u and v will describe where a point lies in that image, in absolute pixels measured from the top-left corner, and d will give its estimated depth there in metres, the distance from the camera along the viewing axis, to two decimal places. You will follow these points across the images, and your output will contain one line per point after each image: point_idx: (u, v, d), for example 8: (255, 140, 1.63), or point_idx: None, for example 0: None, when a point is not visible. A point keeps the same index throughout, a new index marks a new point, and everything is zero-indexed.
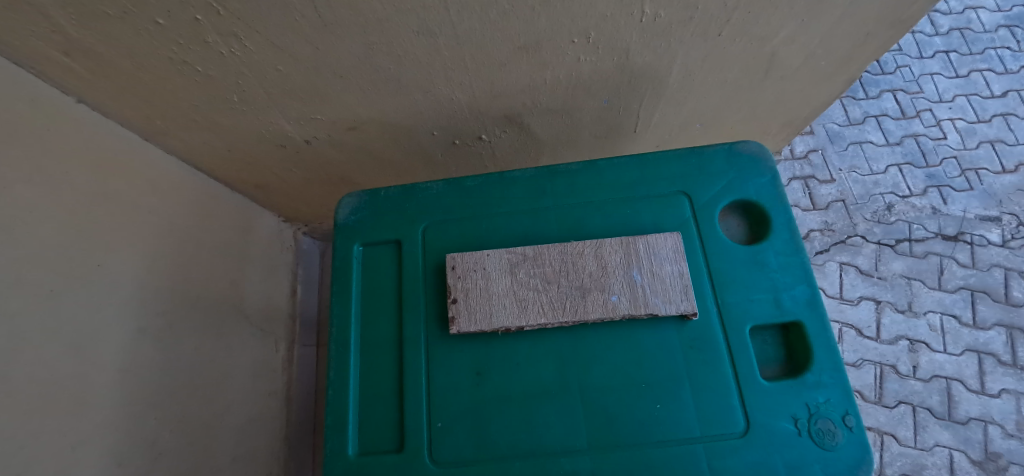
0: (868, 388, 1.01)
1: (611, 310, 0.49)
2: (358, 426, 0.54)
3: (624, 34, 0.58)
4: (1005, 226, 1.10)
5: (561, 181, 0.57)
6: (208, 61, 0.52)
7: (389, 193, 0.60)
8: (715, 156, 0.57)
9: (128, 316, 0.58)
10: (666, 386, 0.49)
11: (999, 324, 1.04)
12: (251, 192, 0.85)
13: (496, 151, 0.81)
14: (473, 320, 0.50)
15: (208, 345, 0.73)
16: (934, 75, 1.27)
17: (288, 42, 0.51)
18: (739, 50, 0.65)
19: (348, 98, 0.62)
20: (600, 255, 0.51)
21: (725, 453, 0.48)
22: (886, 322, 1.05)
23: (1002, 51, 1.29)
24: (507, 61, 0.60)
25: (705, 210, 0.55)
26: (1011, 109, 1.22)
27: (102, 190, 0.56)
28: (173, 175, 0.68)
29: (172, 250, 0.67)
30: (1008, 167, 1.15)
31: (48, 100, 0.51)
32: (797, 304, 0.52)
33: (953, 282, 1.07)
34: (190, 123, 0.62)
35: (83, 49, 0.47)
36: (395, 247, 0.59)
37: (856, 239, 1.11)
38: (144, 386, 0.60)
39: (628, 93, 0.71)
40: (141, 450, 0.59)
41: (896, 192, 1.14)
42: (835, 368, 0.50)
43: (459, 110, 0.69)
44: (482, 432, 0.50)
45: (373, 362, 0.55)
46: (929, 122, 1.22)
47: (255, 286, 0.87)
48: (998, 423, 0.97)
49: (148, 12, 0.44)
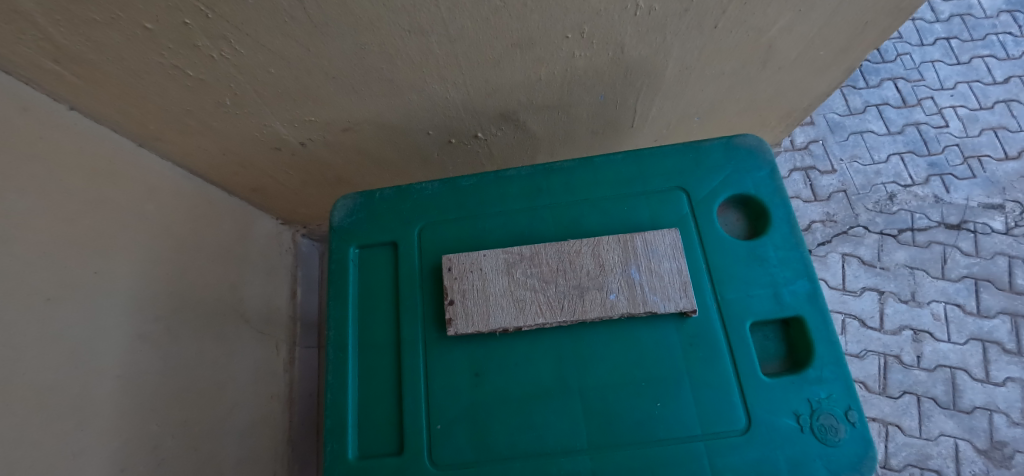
0: (871, 379, 1.01)
1: (609, 308, 0.49)
2: (357, 430, 0.53)
3: (619, 28, 0.57)
4: (1008, 213, 1.09)
5: (557, 179, 0.57)
6: (198, 65, 0.51)
7: (384, 194, 0.60)
8: (712, 150, 0.57)
9: (130, 323, 0.58)
10: (666, 383, 0.49)
11: (1003, 312, 1.03)
12: (248, 195, 0.84)
13: (492, 149, 0.81)
14: (471, 321, 0.50)
15: (209, 350, 0.73)
16: (935, 62, 1.26)
17: (279, 44, 0.50)
18: (735, 41, 0.64)
19: (341, 99, 0.61)
20: (597, 253, 0.51)
21: (726, 450, 0.47)
22: (890, 312, 1.04)
23: (1004, 36, 1.28)
24: (501, 59, 0.59)
25: (703, 205, 0.55)
26: (1014, 95, 1.20)
27: (96, 197, 0.56)
28: (169, 180, 0.68)
29: (169, 256, 0.66)
30: (1010, 154, 1.14)
31: (41, 108, 0.50)
32: (797, 299, 0.51)
33: (956, 271, 1.06)
34: (184, 127, 0.62)
35: (72, 55, 0.47)
36: (392, 249, 0.58)
37: (858, 229, 1.10)
38: (145, 392, 0.60)
39: (625, 87, 0.70)
40: (144, 456, 0.59)
41: (898, 181, 1.13)
42: (837, 363, 0.49)
43: (454, 109, 0.68)
44: (482, 433, 0.50)
45: (372, 364, 0.55)
46: (930, 111, 1.20)
47: (255, 289, 0.87)
48: (1003, 412, 0.97)
49: (135, 16, 0.43)
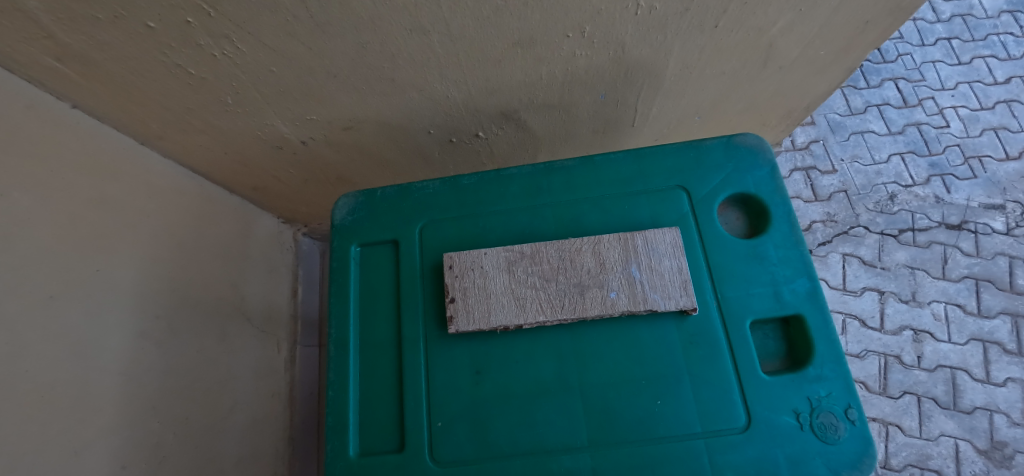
0: (871, 379, 1.01)
1: (609, 306, 0.49)
2: (358, 428, 0.54)
3: (620, 27, 0.57)
4: (1009, 214, 1.09)
5: (558, 177, 0.57)
6: (200, 63, 0.51)
7: (386, 193, 0.60)
8: (712, 149, 0.57)
9: (132, 321, 0.59)
10: (666, 381, 0.49)
11: (1004, 312, 1.03)
12: (250, 193, 0.84)
13: (493, 148, 0.81)
14: (471, 319, 0.50)
15: (210, 348, 0.73)
16: (936, 62, 1.26)
17: (281, 42, 0.50)
18: (736, 40, 0.64)
19: (342, 97, 0.62)
20: (598, 252, 0.51)
21: (726, 448, 0.48)
22: (890, 312, 1.05)
23: (1005, 37, 1.28)
24: (502, 58, 0.59)
25: (703, 204, 0.55)
26: (1015, 95, 1.20)
27: (98, 195, 0.56)
28: (171, 179, 0.68)
29: (170, 254, 0.66)
30: (1011, 154, 1.14)
31: (44, 107, 0.51)
32: (797, 297, 0.52)
33: (957, 272, 1.06)
34: (185, 125, 0.62)
35: (74, 54, 0.47)
36: (393, 248, 0.58)
37: (859, 229, 1.10)
38: (147, 389, 0.60)
39: (625, 87, 0.70)
40: (145, 453, 0.59)
41: (899, 182, 1.13)
42: (837, 361, 0.49)
43: (455, 108, 0.69)
44: (483, 430, 0.50)
45: (373, 362, 0.55)
46: (931, 111, 1.20)
47: (256, 287, 0.87)
48: (1003, 412, 0.97)
49: (137, 15, 0.44)
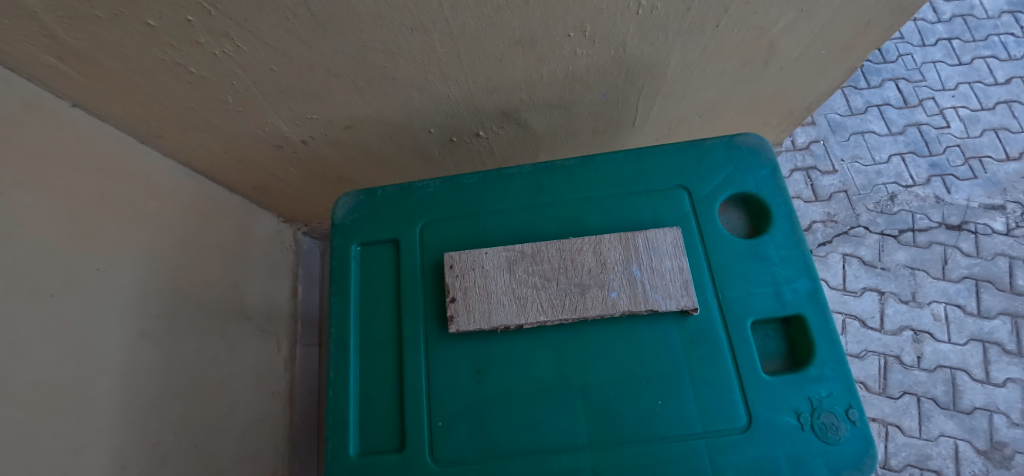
0: (871, 379, 1.01)
1: (610, 306, 0.49)
2: (358, 427, 0.53)
3: (621, 26, 0.57)
4: (1009, 214, 1.09)
5: (558, 177, 0.57)
6: (200, 62, 0.51)
7: (386, 192, 0.60)
8: (713, 149, 0.57)
9: (132, 320, 0.59)
10: (666, 381, 0.49)
11: (1004, 313, 1.03)
12: (250, 192, 0.84)
13: (494, 148, 0.81)
14: (472, 319, 0.50)
15: (210, 347, 0.73)
16: (937, 63, 1.26)
17: (281, 41, 0.50)
18: (737, 40, 0.64)
19: (343, 96, 0.61)
20: (599, 251, 0.51)
21: (726, 448, 0.47)
22: (890, 312, 1.05)
23: (1005, 37, 1.27)
24: (503, 57, 0.59)
25: (704, 204, 0.55)
26: (1015, 96, 1.20)
27: (98, 193, 0.56)
28: (171, 178, 0.68)
29: (170, 253, 0.66)
30: (1011, 154, 1.14)
31: (44, 105, 0.51)
32: (798, 297, 0.51)
33: (957, 272, 1.06)
34: (185, 124, 0.62)
35: (75, 52, 0.47)
36: (394, 247, 0.58)
37: (859, 229, 1.10)
38: (147, 388, 0.60)
39: (626, 86, 0.70)
40: (146, 452, 0.59)
41: (899, 182, 1.13)
42: (838, 361, 0.49)
43: (455, 107, 0.69)
44: (483, 430, 0.50)
45: (373, 361, 0.55)
46: (932, 111, 1.20)
47: (256, 286, 0.87)
48: (1003, 413, 0.97)
49: (138, 13, 0.43)
